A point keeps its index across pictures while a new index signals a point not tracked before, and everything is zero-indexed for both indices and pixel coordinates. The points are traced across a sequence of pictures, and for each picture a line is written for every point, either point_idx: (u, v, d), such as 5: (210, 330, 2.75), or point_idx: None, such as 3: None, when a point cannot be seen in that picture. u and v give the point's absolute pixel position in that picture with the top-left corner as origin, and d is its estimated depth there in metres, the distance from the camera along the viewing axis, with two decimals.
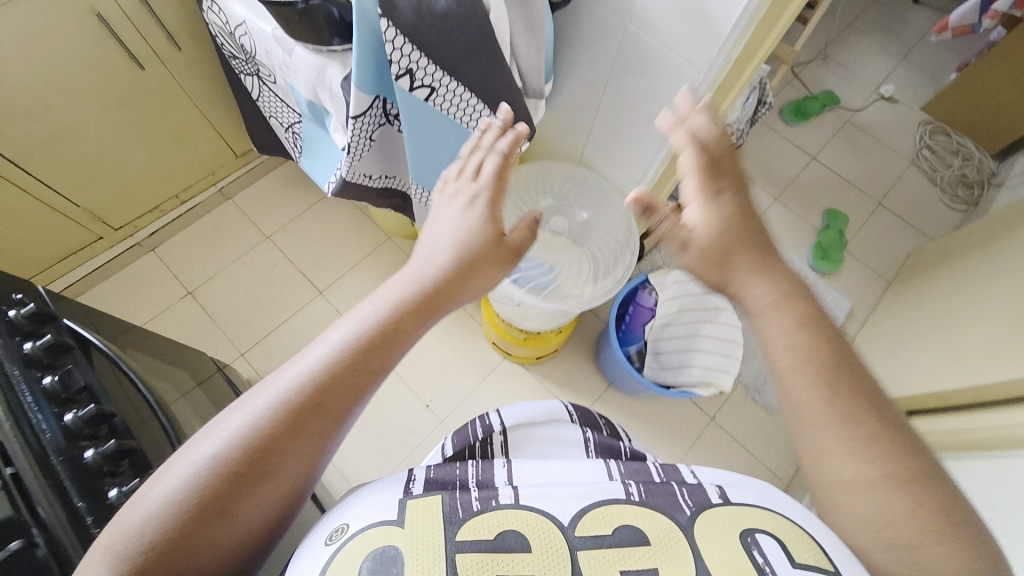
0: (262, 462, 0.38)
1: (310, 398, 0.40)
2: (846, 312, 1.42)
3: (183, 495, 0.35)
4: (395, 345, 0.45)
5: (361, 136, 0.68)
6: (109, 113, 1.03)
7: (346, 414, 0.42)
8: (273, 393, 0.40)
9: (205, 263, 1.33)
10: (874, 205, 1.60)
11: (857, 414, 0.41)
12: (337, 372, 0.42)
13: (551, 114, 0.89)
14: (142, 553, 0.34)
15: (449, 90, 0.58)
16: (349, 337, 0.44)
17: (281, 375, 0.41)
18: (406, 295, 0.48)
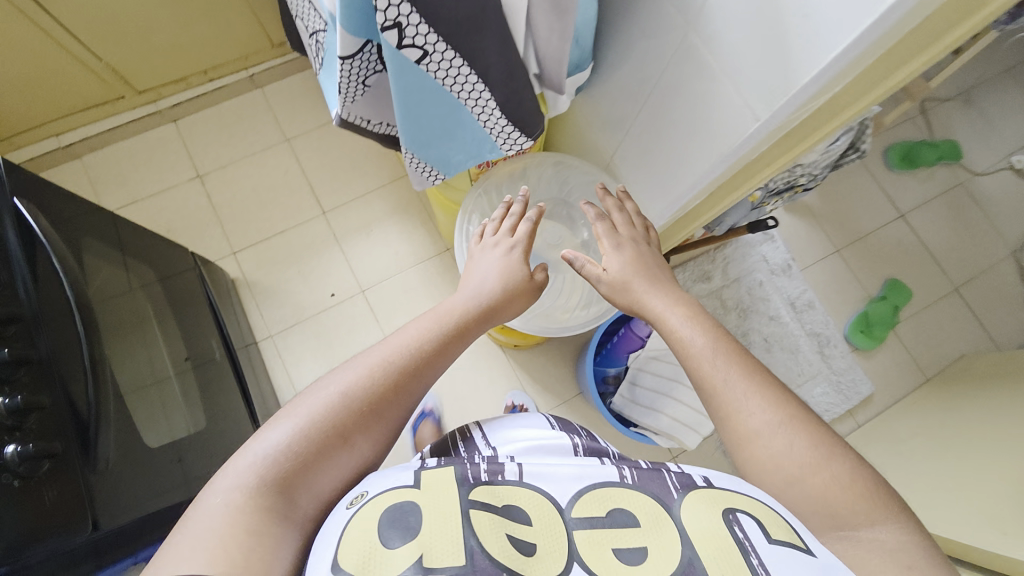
0: (329, 450, 0.44)
1: (374, 393, 0.47)
2: (863, 396, 1.28)
3: (298, 441, 0.43)
4: (443, 355, 0.54)
5: (353, 77, 0.57)
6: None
7: (396, 415, 0.49)
8: (335, 390, 0.47)
9: (221, 150, 1.31)
10: (948, 289, 1.38)
11: (780, 396, 0.49)
12: (396, 374, 0.49)
13: (588, 100, 0.76)
14: (262, 483, 0.41)
15: (444, 58, 0.48)
16: (427, 332, 0.54)
17: (339, 377, 0.48)
18: (449, 321, 0.56)
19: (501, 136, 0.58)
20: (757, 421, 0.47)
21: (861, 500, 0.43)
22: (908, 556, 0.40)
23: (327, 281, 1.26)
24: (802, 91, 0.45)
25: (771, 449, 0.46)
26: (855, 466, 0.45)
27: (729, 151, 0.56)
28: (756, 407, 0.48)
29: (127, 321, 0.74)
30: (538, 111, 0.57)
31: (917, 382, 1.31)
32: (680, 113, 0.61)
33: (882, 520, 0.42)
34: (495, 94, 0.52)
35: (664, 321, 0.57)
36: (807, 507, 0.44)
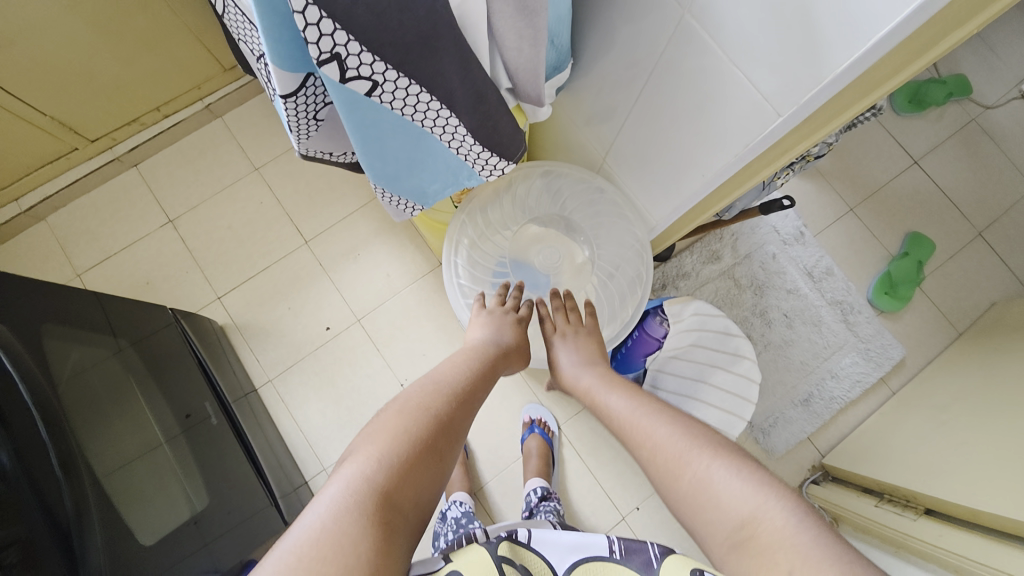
0: (423, 452, 0.47)
1: (445, 407, 0.54)
2: (894, 361, 1.22)
3: (391, 447, 0.46)
4: (483, 382, 0.62)
5: (303, 111, 0.49)
6: (73, 20, 0.87)
7: (461, 430, 0.54)
8: (411, 405, 0.52)
9: (189, 190, 1.24)
10: (972, 235, 1.30)
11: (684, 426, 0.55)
12: (454, 395, 0.56)
13: (570, 98, 0.68)
14: (369, 485, 0.42)
15: (398, 88, 0.40)
16: (465, 364, 0.62)
17: (409, 396, 0.54)
18: (479, 356, 0.65)
19: (477, 162, 0.51)
20: (658, 443, 0.55)
21: (746, 501, 0.45)
22: (787, 557, 0.40)
23: (320, 313, 1.20)
24: (865, 57, 0.38)
25: (664, 466, 0.53)
26: (746, 469, 0.48)
27: (761, 134, 0.49)
28: (659, 432, 0.55)
29: (94, 399, 0.67)
30: (516, 126, 0.49)
31: (948, 338, 1.25)
32: (686, 103, 0.53)
33: (766, 513, 0.44)
34: (463, 120, 0.45)
35: (592, 393, 0.67)
36: (710, 513, 0.47)
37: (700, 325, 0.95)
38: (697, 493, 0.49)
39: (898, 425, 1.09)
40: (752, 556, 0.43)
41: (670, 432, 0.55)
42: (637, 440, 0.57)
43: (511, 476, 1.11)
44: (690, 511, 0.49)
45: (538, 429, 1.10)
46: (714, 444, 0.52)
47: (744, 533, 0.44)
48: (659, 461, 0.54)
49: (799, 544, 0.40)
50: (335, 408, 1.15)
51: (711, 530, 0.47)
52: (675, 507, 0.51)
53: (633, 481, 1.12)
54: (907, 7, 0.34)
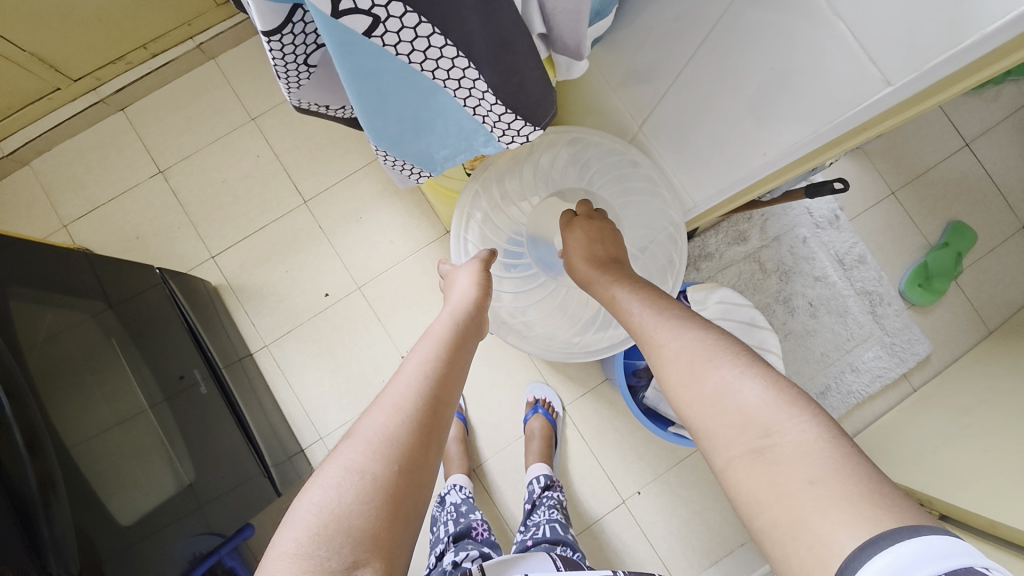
0: (370, 502, 0.43)
1: (405, 434, 0.48)
2: (919, 357, 1.16)
3: (329, 500, 0.43)
4: (445, 378, 0.55)
5: (292, 55, 0.41)
6: None
7: (422, 441, 0.49)
8: (365, 439, 0.47)
9: (181, 139, 1.16)
10: (1016, 227, 1.21)
11: (707, 332, 0.51)
12: (409, 408, 0.50)
13: (604, 53, 0.58)
14: (302, 551, 0.41)
15: (406, 27, 0.32)
16: (423, 362, 0.56)
17: (365, 425, 0.49)
18: (440, 348, 0.58)
19: (497, 126, 0.43)
20: (677, 352, 0.50)
21: (767, 412, 0.43)
22: (810, 461, 0.39)
23: (319, 278, 1.14)
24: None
25: (679, 372, 0.49)
26: (773, 378, 0.45)
27: (852, 108, 0.41)
28: (675, 339, 0.52)
29: (67, 365, 0.63)
30: (546, 84, 0.41)
31: (978, 336, 1.18)
32: (761, 53, 0.45)
33: (786, 427, 0.41)
34: (484, 72, 0.37)
35: (613, 298, 0.61)
36: (727, 418, 0.44)
37: (724, 314, 0.89)
38: (713, 399, 0.46)
39: (917, 424, 1.05)
40: (769, 467, 0.40)
41: (693, 342, 0.50)
42: (651, 348, 0.54)
43: (512, 455, 1.08)
44: (702, 417, 0.46)
45: (542, 410, 1.06)
46: (737, 352, 0.48)
47: (762, 444, 0.42)
48: (675, 368, 0.50)
49: (819, 454, 0.39)
50: (334, 377, 1.12)
51: (718, 439, 0.45)
52: (679, 405, 0.49)
53: (638, 467, 1.08)
54: None
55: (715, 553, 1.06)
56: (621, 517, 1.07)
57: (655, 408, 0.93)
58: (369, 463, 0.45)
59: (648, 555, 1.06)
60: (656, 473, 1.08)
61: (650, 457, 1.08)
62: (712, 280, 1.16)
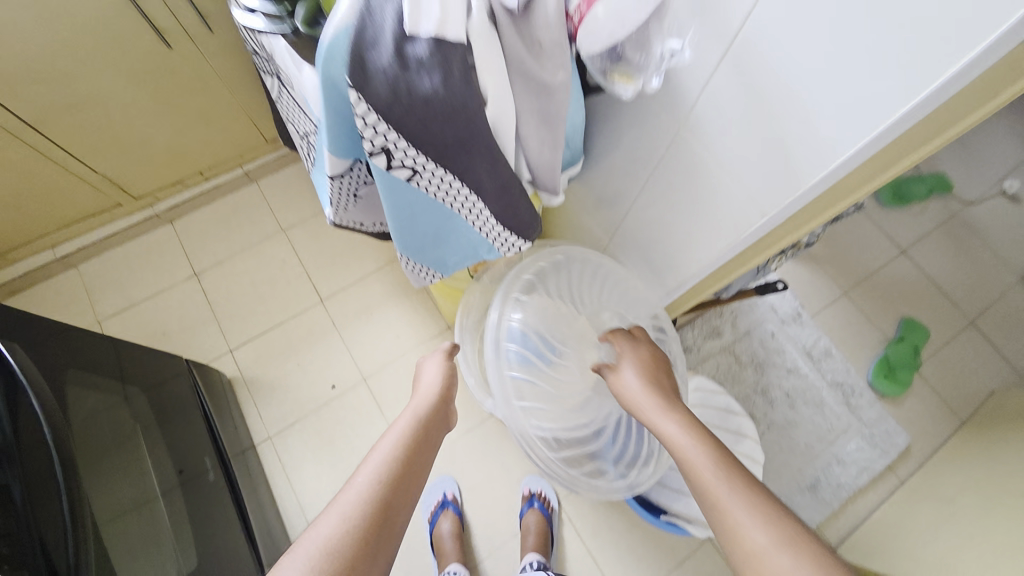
0: None
1: (357, 543, 0.44)
2: (901, 448, 1.21)
3: None
4: (410, 479, 0.52)
5: (345, 191, 0.57)
6: (122, 82, 0.98)
7: (374, 551, 0.45)
8: (307, 553, 0.42)
9: (217, 246, 1.32)
10: (964, 323, 1.34)
11: (767, 495, 0.49)
12: (367, 516, 0.46)
13: (579, 185, 0.76)
14: None
15: (435, 175, 0.48)
16: (384, 461, 0.52)
17: (310, 535, 0.44)
18: (404, 445, 0.55)
19: (499, 241, 0.57)
20: (745, 525, 0.46)
21: None
22: None
23: (327, 371, 1.22)
24: (833, 172, 0.45)
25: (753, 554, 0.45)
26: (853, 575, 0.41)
27: (750, 229, 0.58)
28: (737, 503, 0.48)
29: (103, 442, 0.69)
30: (535, 214, 0.55)
31: (952, 426, 1.24)
32: (689, 192, 0.61)
33: None
34: (488, 204, 0.51)
35: (670, 436, 0.59)
36: None
37: (702, 401, 0.97)
38: None
39: (913, 518, 1.05)
40: None
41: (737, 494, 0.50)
42: (715, 513, 0.50)
43: (508, 554, 1.06)
44: None
45: (537, 504, 1.07)
46: (815, 542, 0.44)
47: None
48: (743, 542, 0.46)
49: None
50: (332, 470, 1.13)
51: None
52: None
53: (637, 568, 1.06)
54: (873, 130, 0.40)
55: None
56: None
57: (648, 497, 0.96)
58: None
59: None
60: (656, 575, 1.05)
61: (649, 557, 1.06)
62: (693, 372, 1.25)
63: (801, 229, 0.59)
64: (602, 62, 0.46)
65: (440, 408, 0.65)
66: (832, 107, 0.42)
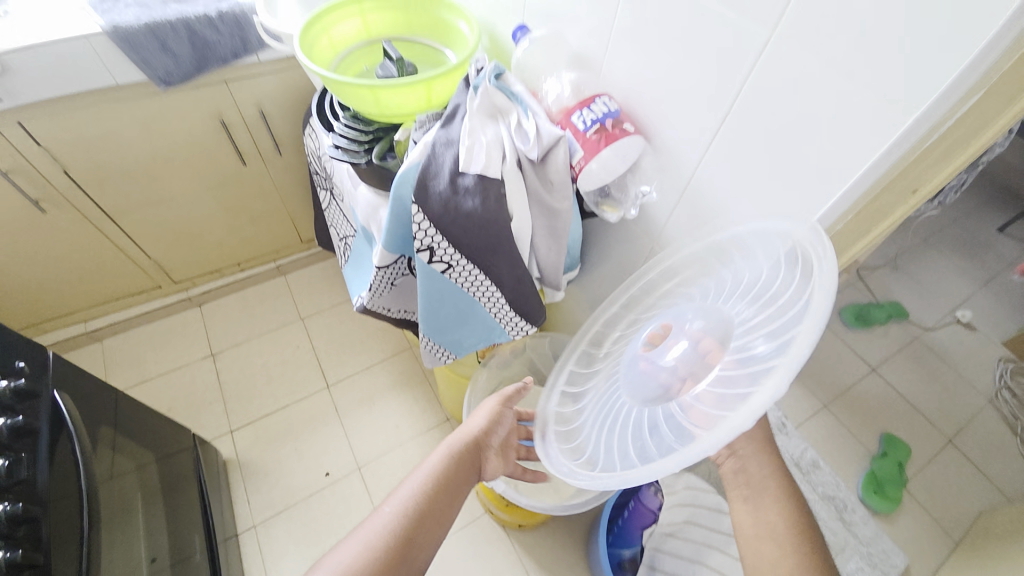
0: None
1: (372, 568, 0.48)
2: (900, 570, 1.18)
3: None
4: (430, 517, 0.54)
5: (385, 280, 0.70)
6: (200, 189, 1.19)
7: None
8: (329, 570, 0.47)
9: (238, 330, 1.42)
10: (942, 441, 1.40)
11: None
12: (384, 545, 0.50)
13: (576, 288, 0.91)
14: None
15: (465, 269, 0.62)
16: (408, 495, 0.55)
17: (334, 555, 0.49)
18: (429, 483, 0.57)
19: (510, 325, 0.68)
20: None
21: None
22: None
23: (323, 458, 1.22)
24: None
25: None
26: None
27: None
28: None
29: (119, 504, 0.71)
30: (540, 305, 0.68)
31: (948, 548, 1.22)
32: None
33: None
34: (505, 293, 0.64)
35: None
36: None
37: (692, 500, 1.02)
38: None
39: None
40: None
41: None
42: None
43: None
44: None
45: None
46: None
47: None
48: None
49: None
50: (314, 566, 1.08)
51: None
52: None
53: None
54: None
55: None
56: None
57: None
58: None
59: None
60: None
61: None
62: None
63: None
64: (595, 198, 0.66)
65: (475, 451, 0.65)
66: None
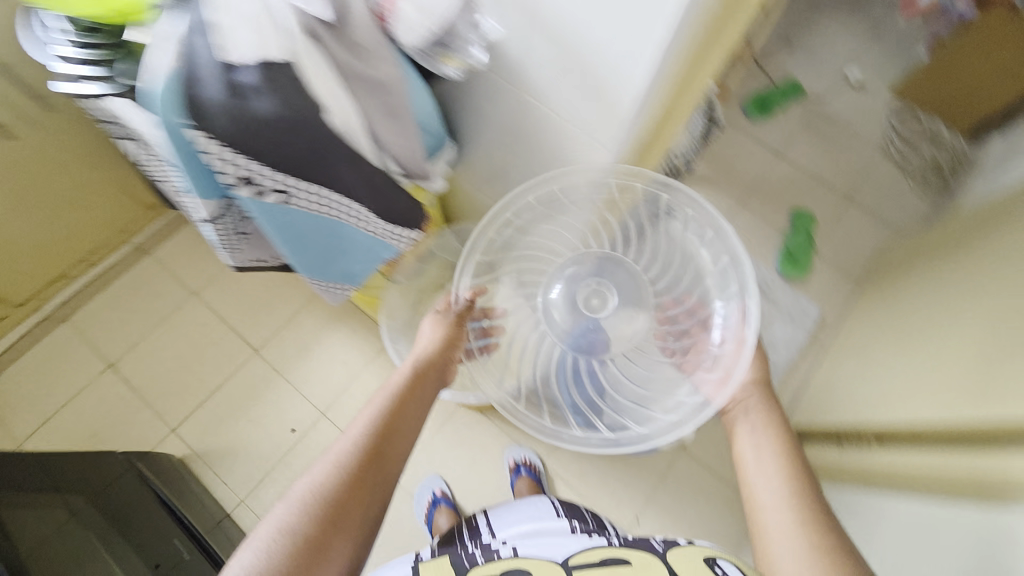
0: (299, 552, 0.48)
1: (344, 486, 0.52)
2: (816, 320, 1.36)
3: (261, 558, 0.47)
4: (394, 433, 0.58)
5: (229, 230, 0.59)
6: None
7: (360, 495, 0.53)
8: (302, 496, 0.51)
9: (127, 330, 1.24)
10: (843, 200, 1.50)
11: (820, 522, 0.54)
12: (351, 465, 0.54)
13: (466, 166, 0.80)
14: None
15: (304, 191, 0.51)
16: (370, 418, 0.58)
17: (303, 484, 0.53)
18: (390, 403, 0.60)
19: (389, 234, 0.61)
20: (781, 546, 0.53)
21: None
22: None
23: (283, 418, 1.19)
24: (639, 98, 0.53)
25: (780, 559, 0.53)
26: None
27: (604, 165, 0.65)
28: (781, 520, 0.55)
29: None
30: (413, 201, 0.59)
31: (853, 289, 1.40)
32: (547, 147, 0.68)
33: None
34: (365, 203, 0.55)
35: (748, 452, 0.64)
36: None
37: None
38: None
39: (837, 374, 1.17)
40: None
41: (775, 475, 0.59)
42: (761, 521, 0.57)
43: None
44: None
45: (525, 471, 1.11)
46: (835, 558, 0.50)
47: None
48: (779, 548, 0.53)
49: None
50: None
51: None
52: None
53: (626, 496, 1.14)
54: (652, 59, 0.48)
55: None
56: None
57: None
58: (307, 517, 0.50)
59: None
60: (644, 497, 1.13)
61: (633, 484, 1.14)
62: None
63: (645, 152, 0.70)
64: (429, 50, 0.56)
65: (437, 365, 0.66)
66: (614, 52, 0.50)
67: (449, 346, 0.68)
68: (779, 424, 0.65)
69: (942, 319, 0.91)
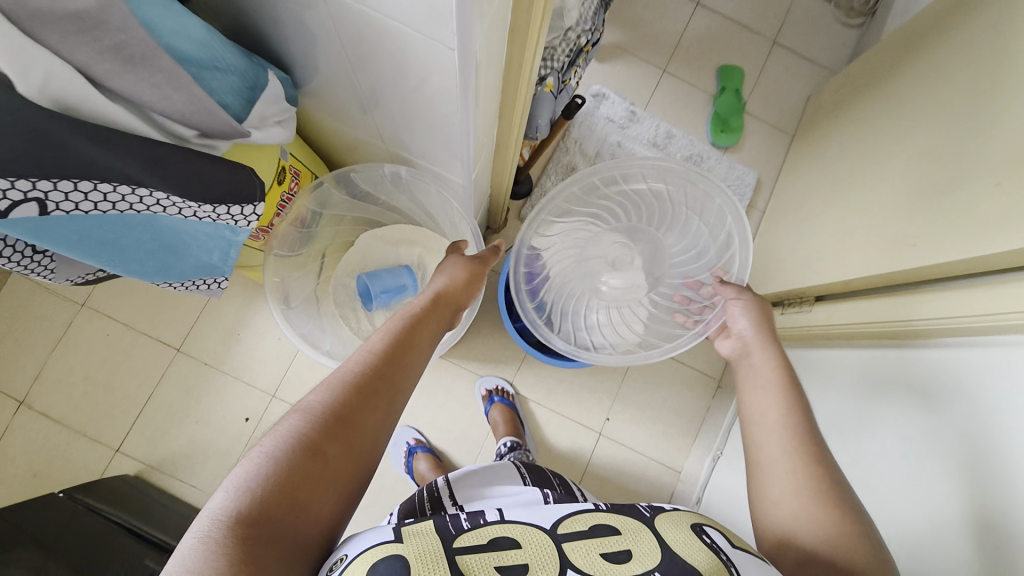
0: (313, 454, 0.44)
1: (355, 398, 0.49)
2: (753, 184, 1.33)
3: (270, 462, 0.43)
4: (408, 355, 0.57)
5: (20, 254, 0.52)
6: None
7: (376, 408, 0.50)
8: (313, 407, 0.48)
9: (23, 362, 1.10)
10: (769, 46, 1.39)
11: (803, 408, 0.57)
12: (361, 380, 0.51)
13: (323, 97, 0.66)
14: (235, 504, 0.40)
15: (71, 193, 0.46)
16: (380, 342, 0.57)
17: (310, 399, 0.49)
18: (400, 330, 0.59)
19: (213, 214, 0.58)
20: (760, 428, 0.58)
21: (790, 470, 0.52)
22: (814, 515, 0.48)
23: (232, 409, 1.12)
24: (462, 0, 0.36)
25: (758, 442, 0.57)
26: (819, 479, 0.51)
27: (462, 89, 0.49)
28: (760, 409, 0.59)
29: None
30: (230, 171, 0.56)
31: (786, 143, 1.36)
32: (389, 62, 0.51)
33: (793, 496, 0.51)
34: (165, 188, 0.51)
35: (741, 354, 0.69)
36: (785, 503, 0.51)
37: None
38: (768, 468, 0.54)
39: (778, 236, 1.17)
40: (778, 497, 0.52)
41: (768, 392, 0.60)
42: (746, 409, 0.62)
43: (488, 454, 1.13)
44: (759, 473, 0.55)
45: (498, 398, 1.12)
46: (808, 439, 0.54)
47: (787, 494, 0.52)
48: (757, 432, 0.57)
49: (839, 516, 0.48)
50: None
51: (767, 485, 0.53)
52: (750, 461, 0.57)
53: (593, 398, 1.17)
54: None
55: (692, 428, 1.16)
56: (605, 446, 1.15)
57: None
58: (317, 424, 0.46)
59: (643, 463, 1.15)
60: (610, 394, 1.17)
61: (598, 385, 1.17)
62: None
63: (525, 59, 0.54)
64: None
65: (445, 301, 0.67)
66: None
67: (458, 287, 0.69)
68: (778, 356, 0.64)
69: (872, 165, 0.90)
